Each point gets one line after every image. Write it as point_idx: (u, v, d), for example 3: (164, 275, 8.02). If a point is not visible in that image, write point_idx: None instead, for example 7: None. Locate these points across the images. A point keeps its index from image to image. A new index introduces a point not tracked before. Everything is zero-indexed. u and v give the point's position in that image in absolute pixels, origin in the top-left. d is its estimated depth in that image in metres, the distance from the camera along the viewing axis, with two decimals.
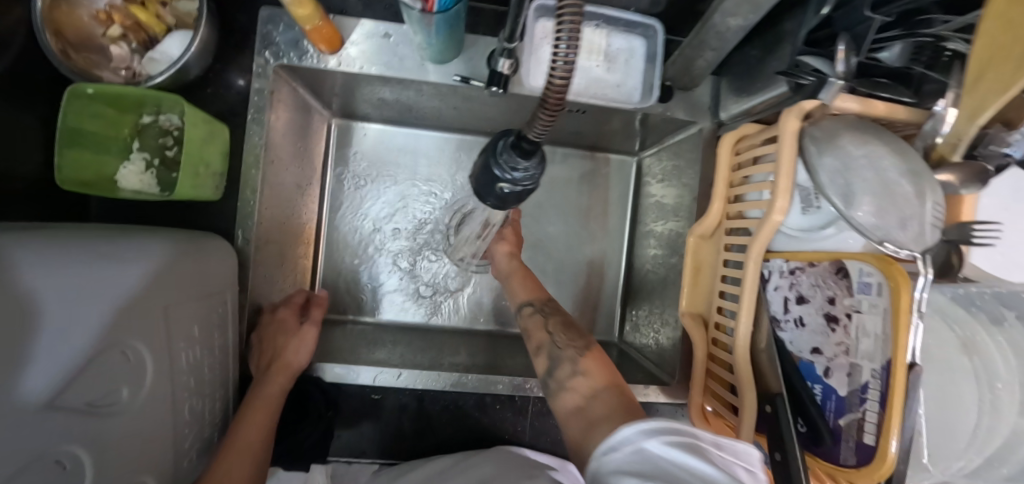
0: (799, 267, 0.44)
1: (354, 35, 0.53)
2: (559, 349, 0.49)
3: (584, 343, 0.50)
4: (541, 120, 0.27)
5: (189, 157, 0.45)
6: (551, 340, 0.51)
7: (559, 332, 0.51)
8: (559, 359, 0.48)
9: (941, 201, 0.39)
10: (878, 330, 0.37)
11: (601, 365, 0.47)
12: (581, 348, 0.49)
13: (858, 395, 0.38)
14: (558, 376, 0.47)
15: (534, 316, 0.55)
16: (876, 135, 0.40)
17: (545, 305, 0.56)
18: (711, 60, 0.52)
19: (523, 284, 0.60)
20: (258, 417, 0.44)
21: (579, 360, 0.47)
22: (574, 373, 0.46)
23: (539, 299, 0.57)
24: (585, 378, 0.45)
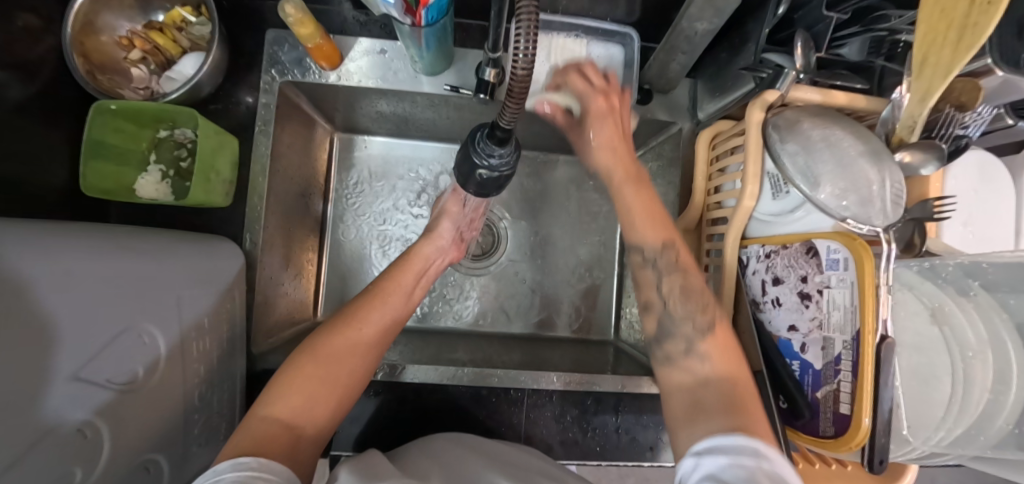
0: (774, 250, 0.46)
1: (353, 52, 0.57)
2: (674, 322, 0.41)
3: (709, 319, 0.40)
4: (509, 109, 0.30)
5: (200, 165, 0.49)
6: (664, 306, 0.42)
7: (676, 298, 0.42)
8: (670, 331, 0.41)
9: (899, 181, 0.41)
10: (848, 303, 0.39)
11: (726, 350, 0.39)
12: (702, 327, 0.40)
13: (832, 367, 0.40)
14: (668, 353, 0.41)
15: (647, 268, 0.44)
16: (834, 122, 0.43)
17: (661, 258, 0.43)
18: (683, 63, 0.55)
19: (645, 218, 0.44)
20: (383, 306, 0.50)
21: (696, 339, 0.40)
22: (688, 352, 0.39)
23: (664, 242, 0.44)
24: (704, 362, 0.38)
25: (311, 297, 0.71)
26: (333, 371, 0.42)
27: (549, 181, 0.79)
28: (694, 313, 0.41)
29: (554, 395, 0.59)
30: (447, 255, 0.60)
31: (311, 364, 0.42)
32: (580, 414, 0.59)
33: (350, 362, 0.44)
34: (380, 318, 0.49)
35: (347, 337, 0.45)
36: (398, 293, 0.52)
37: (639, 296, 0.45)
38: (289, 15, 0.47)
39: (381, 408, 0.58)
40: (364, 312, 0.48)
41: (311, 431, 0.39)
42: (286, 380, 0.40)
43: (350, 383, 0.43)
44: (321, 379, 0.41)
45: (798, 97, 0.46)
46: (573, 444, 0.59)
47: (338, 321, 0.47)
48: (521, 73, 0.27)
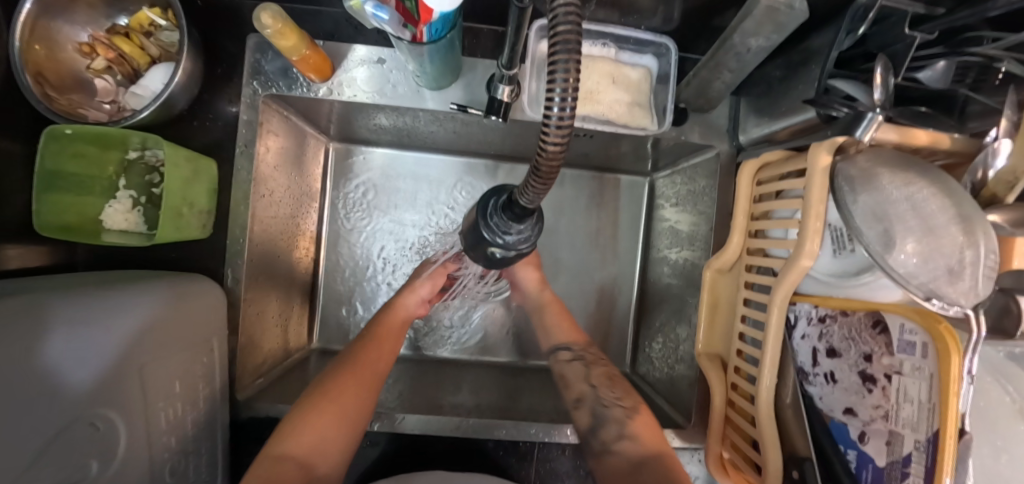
0: (830, 315, 0.40)
1: (347, 62, 0.50)
2: (605, 406, 0.48)
3: (631, 403, 0.49)
4: (534, 187, 0.24)
5: (171, 200, 0.43)
6: (593, 392, 0.50)
7: (603, 386, 0.51)
8: (603, 418, 0.47)
9: (995, 248, 0.34)
10: (923, 397, 0.33)
11: (649, 428, 0.46)
12: (629, 409, 0.48)
13: (899, 469, 0.34)
14: (603, 437, 0.46)
15: (574, 363, 0.54)
16: (917, 172, 0.36)
17: (586, 353, 0.56)
18: (728, 82, 0.47)
19: (565, 326, 0.59)
20: (382, 348, 0.50)
21: (627, 422, 0.46)
22: (620, 437, 0.45)
23: (578, 343, 0.57)
24: (633, 442, 0.44)
25: (305, 324, 0.66)
26: (343, 408, 0.43)
27: (565, 198, 0.72)
28: (619, 398, 0.49)
29: (566, 448, 0.54)
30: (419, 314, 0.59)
31: (325, 403, 0.42)
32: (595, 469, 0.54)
33: (358, 398, 0.44)
34: (381, 358, 0.49)
35: (355, 372, 0.46)
36: (393, 339, 0.53)
37: (572, 392, 0.52)
38: (267, 25, 0.39)
39: (379, 459, 0.54)
40: (370, 353, 0.49)
41: (322, 470, 0.39)
42: (295, 421, 0.40)
43: (358, 417, 0.43)
44: (332, 415, 0.41)
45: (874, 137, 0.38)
46: None
47: (343, 364, 0.47)
48: (554, 148, 0.21)
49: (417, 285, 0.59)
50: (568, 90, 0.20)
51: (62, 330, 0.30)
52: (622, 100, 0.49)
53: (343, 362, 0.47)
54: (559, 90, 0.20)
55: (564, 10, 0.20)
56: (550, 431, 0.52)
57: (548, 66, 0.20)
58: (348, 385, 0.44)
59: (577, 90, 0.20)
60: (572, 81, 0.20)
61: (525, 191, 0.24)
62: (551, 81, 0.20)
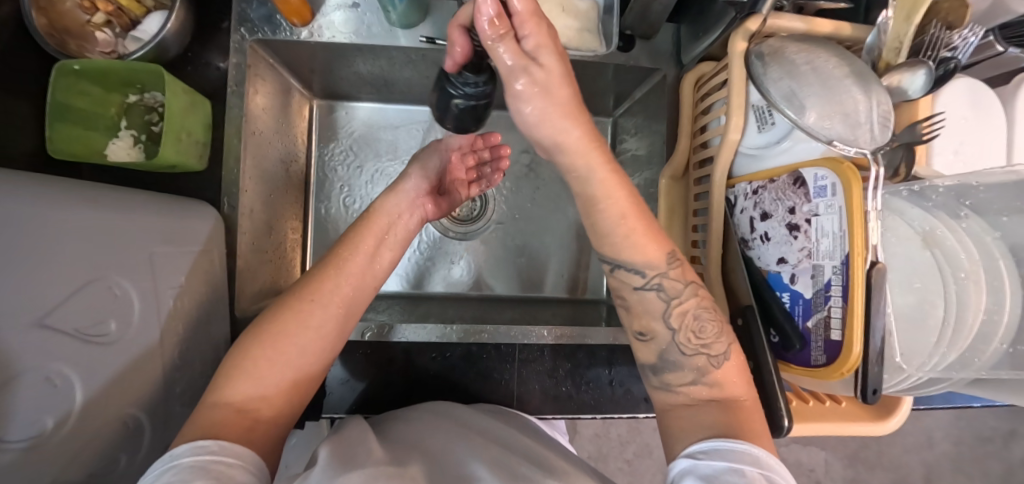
0: (761, 185, 0.45)
1: (325, 7, 0.56)
2: (679, 355, 0.40)
3: (722, 348, 0.39)
4: None
5: (171, 124, 0.47)
6: (671, 335, 0.40)
7: (686, 330, 0.40)
8: (676, 363, 0.40)
9: (888, 101, 0.40)
10: (836, 228, 0.38)
11: (737, 371, 0.39)
12: (716, 354, 0.39)
13: (822, 295, 0.39)
14: (670, 381, 0.40)
15: (649, 295, 0.41)
16: (818, 46, 0.42)
17: (667, 278, 0.41)
18: (664, 3, 0.53)
19: (644, 241, 0.40)
20: (338, 279, 0.45)
21: (707, 370, 0.39)
22: (694, 383, 0.39)
23: (656, 266, 0.41)
24: (713, 389, 0.39)
25: (299, 267, 0.70)
26: (286, 354, 0.39)
27: None
28: (703, 343, 0.40)
29: (545, 349, 0.58)
30: (419, 211, 0.55)
31: (265, 347, 0.39)
32: (573, 368, 0.58)
33: (303, 344, 0.40)
34: (337, 292, 0.44)
35: (303, 311, 0.42)
36: (357, 260, 0.47)
37: (636, 323, 0.42)
38: None
39: (372, 371, 0.57)
40: (323, 284, 0.44)
41: (266, 416, 0.37)
42: (236, 366, 0.38)
43: (307, 358, 0.40)
44: (272, 363, 0.39)
45: (779, 25, 0.44)
46: (567, 399, 0.58)
47: (292, 299, 0.43)
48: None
49: (402, 187, 0.55)
50: None
51: (73, 205, 0.35)
52: (571, 27, 0.55)
53: (290, 298, 0.43)
54: None
55: None
56: (529, 332, 0.56)
57: None
58: (292, 328, 0.40)
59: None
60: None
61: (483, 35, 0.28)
62: None
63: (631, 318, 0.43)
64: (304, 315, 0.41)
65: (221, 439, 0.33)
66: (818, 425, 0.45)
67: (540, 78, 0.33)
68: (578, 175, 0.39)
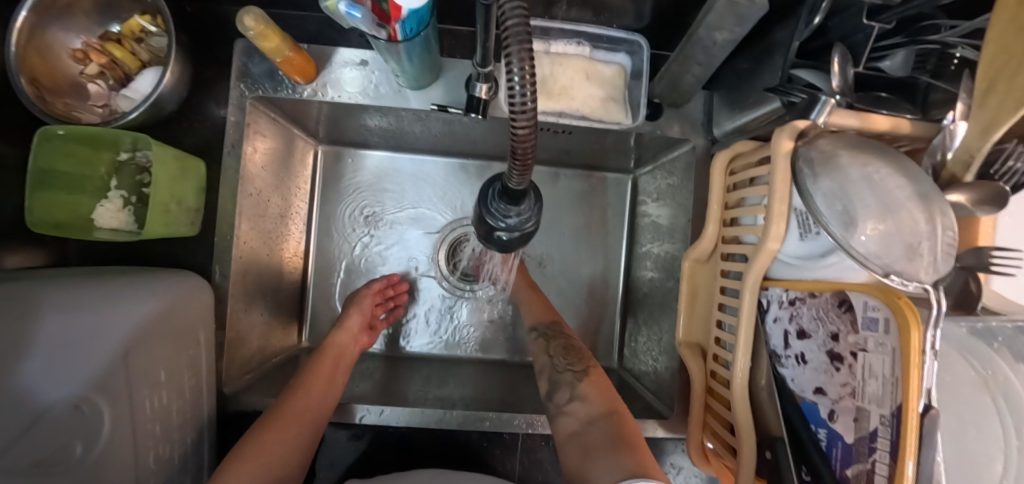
0: (800, 297, 0.41)
1: (330, 64, 0.52)
2: (559, 371, 0.53)
3: (582, 366, 0.53)
4: (516, 170, 0.26)
5: (159, 196, 0.44)
6: (551, 361, 0.55)
7: (558, 354, 0.55)
8: (558, 382, 0.52)
9: (953, 225, 0.35)
10: (886, 372, 0.33)
11: (601, 389, 0.50)
12: (580, 373, 0.52)
13: (867, 444, 0.34)
14: (557, 400, 0.50)
15: (535, 334, 0.59)
16: (876, 154, 0.37)
17: (549, 325, 0.60)
18: (699, 76, 0.49)
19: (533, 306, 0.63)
20: (312, 391, 0.47)
21: (577, 384, 0.51)
22: (571, 399, 0.49)
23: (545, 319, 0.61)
24: (584, 404, 0.48)
25: (294, 322, 0.66)
26: (266, 464, 0.41)
27: (552, 196, 0.73)
28: (572, 363, 0.53)
29: (549, 439, 0.55)
30: (360, 344, 0.58)
31: (243, 458, 0.41)
32: None
33: (280, 452, 0.42)
34: (311, 404, 0.47)
35: (278, 424, 0.44)
36: (321, 381, 0.49)
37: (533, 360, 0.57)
38: (250, 27, 0.41)
39: (364, 453, 0.54)
40: (297, 399, 0.46)
41: None
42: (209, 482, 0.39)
43: (283, 472, 0.42)
44: (253, 473, 0.40)
45: (835, 123, 0.39)
46: None
47: (269, 414, 0.45)
48: (524, 131, 0.23)
49: (346, 322, 0.58)
50: (526, 76, 0.22)
51: None
52: (596, 95, 0.51)
53: (266, 414, 0.45)
54: (517, 81, 0.22)
55: (511, 7, 0.22)
56: (534, 420, 0.52)
57: (504, 53, 0.22)
58: (271, 439, 0.42)
59: (535, 83, 0.22)
60: (529, 73, 0.22)
61: (511, 175, 0.27)
62: (509, 72, 0.22)
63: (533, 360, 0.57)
64: (282, 426, 0.44)
65: None
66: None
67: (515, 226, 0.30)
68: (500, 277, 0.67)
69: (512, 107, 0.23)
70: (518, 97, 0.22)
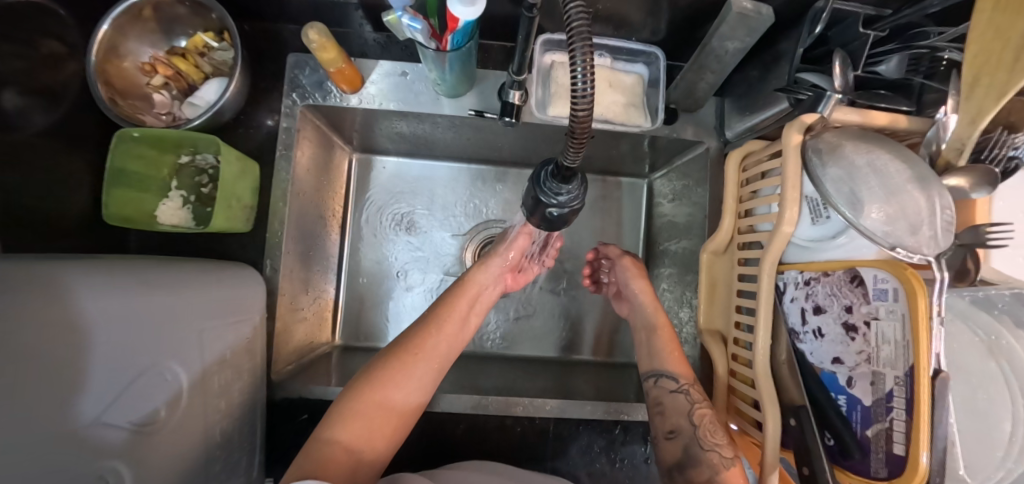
0: (814, 277, 0.44)
1: (373, 75, 0.57)
2: (702, 448, 0.46)
3: (731, 451, 0.46)
4: (572, 149, 0.30)
5: (223, 192, 0.48)
6: (693, 430, 0.47)
7: (705, 427, 0.47)
8: (697, 458, 0.46)
9: (950, 205, 0.39)
10: (899, 336, 0.37)
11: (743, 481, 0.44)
12: (727, 457, 0.45)
13: (883, 404, 0.38)
14: (693, 479, 0.45)
15: (679, 396, 0.50)
16: (876, 143, 0.42)
17: (694, 387, 0.51)
18: (711, 82, 0.54)
19: (676, 357, 0.54)
20: (441, 336, 0.48)
21: (720, 469, 0.44)
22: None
23: (688, 378, 0.52)
24: None
25: (329, 319, 0.69)
26: (395, 399, 0.42)
27: None
28: (720, 444, 0.46)
29: (579, 424, 0.57)
30: (500, 284, 0.57)
31: (375, 392, 0.41)
32: (608, 444, 0.57)
33: (406, 395, 0.43)
34: (438, 351, 0.47)
35: (410, 362, 0.44)
36: (455, 322, 0.50)
37: (667, 423, 0.49)
38: (313, 40, 0.47)
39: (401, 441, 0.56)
40: (427, 339, 0.47)
41: (369, 456, 0.39)
42: (349, 408, 0.40)
43: (408, 411, 0.43)
44: (381, 408, 0.41)
45: (838, 118, 0.44)
46: (600, 475, 0.57)
47: (399, 350, 0.45)
48: (582, 116, 0.27)
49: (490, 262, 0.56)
50: (587, 71, 0.27)
51: (129, 286, 0.34)
52: (618, 101, 0.56)
53: (398, 349, 0.46)
54: (580, 75, 0.27)
55: (576, 13, 0.26)
56: (566, 407, 0.55)
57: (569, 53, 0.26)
58: (403, 378, 0.43)
59: (595, 76, 0.26)
60: (591, 69, 0.26)
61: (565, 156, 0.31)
62: (572, 68, 0.27)
63: (660, 416, 0.50)
64: (411, 366, 0.44)
65: None
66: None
67: (565, 202, 0.34)
68: (639, 314, 0.61)
69: (575, 95, 0.27)
70: (580, 86, 0.27)
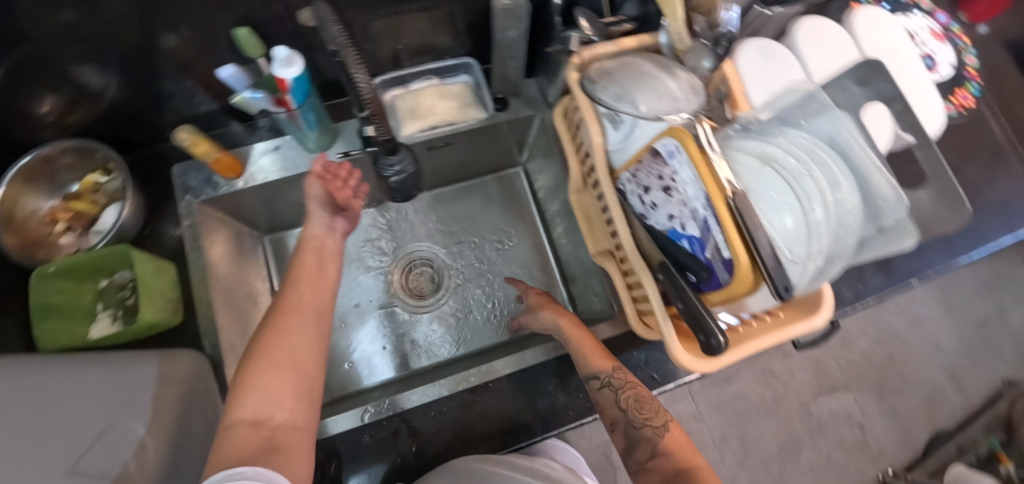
0: (633, 166, 0.55)
1: (251, 157, 0.67)
2: (636, 428, 0.51)
3: (661, 421, 0.51)
4: None
5: (144, 290, 0.54)
6: (625, 417, 0.52)
7: (630, 407, 0.52)
8: (636, 439, 0.50)
9: (687, 79, 0.53)
10: (691, 176, 0.48)
11: (683, 445, 0.49)
12: (659, 427, 0.50)
13: (705, 228, 0.48)
14: (639, 457, 0.50)
15: (604, 392, 0.54)
16: (623, 59, 0.56)
17: (614, 376, 0.54)
18: (518, 66, 0.67)
19: (592, 352, 0.56)
20: (303, 290, 0.51)
21: (657, 440, 0.49)
22: (653, 454, 0.48)
23: (607, 368, 0.55)
24: (667, 458, 0.47)
25: None
26: (287, 360, 0.44)
27: (467, 205, 0.88)
28: (650, 418, 0.51)
29: (529, 370, 0.63)
30: (338, 227, 0.61)
31: (258, 362, 0.43)
32: (559, 377, 0.63)
33: (294, 351, 0.44)
34: (304, 303, 0.50)
35: (280, 326, 0.46)
36: (309, 274, 0.54)
37: (606, 417, 0.54)
38: (184, 139, 0.56)
39: (379, 452, 0.59)
40: (289, 302, 0.49)
41: (282, 416, 0.41)
42: (243, 385, 0.41)
43: (307, 363, 0.45)
44: (275, 369, 0.42)
45: (590, 51, 0.57)
46: (563, 406, 0.62)
47: (265, 326, 0.46)
48: None
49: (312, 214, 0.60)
50: None
51: None
52: (452, 106, 0.68)
53: (268, 315, 0.48)
54: None
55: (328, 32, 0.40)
56: (524, 354, 0.63)
57: None
58: (280, 341, 0.45)
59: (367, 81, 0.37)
60: None
61: None
62: None
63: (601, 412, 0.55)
64: (285, 326, 0.46)
65: (253, 465, 0.35)
66: (747, 345, 0.53)
67: None
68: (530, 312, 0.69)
69: None
70: None
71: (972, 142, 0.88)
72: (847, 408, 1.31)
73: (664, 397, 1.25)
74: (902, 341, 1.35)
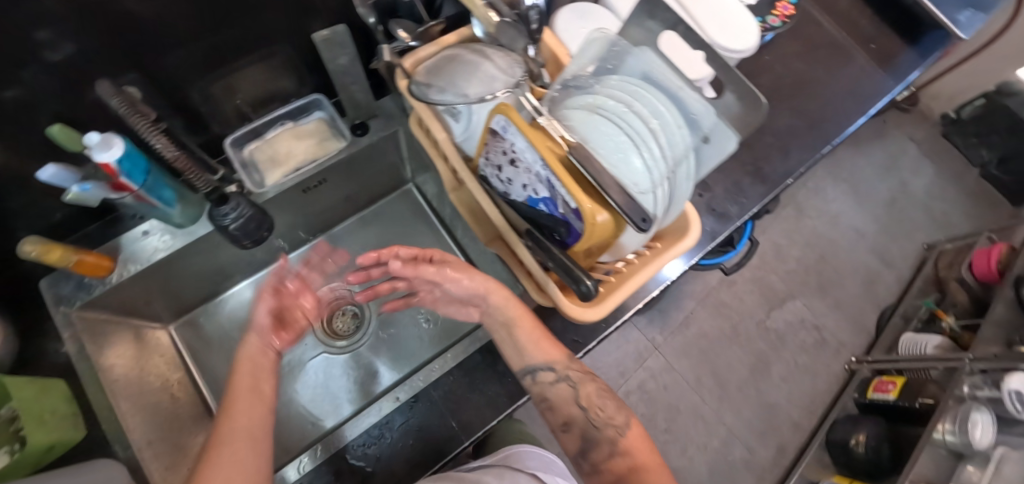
0: (483, 151, 0.58)
1: (122, 250, 0.65)
2: (594, 429, 0.53)
3: (623, 419, 0.54)
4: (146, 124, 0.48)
5: (28, 412, 0.51)
6: (583, 416, 0.54)
7: (591, 410, 0.54)
8: (594, 440, 0.53)
9: (502, 60, 0.57)
10: (524, 144, 0.50)
11: (640, 439, 0.53)
12: (619, 426, 0.53)
13: (550, 187, 0.50)
14: (597, 457, 0.53)
15: (561, 386, 0.54)
16: (443, 57, 0.59)
17: (569, 369, 0.55)
18: (364, 89, 0.68)
19: (542, 346, 0.55)
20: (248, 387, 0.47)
21: (618, 439, 0.52)
22: (613, 453, 0.52)
23: (559, 361, 0.55)
24: (625, 453, 0.52)
25: None
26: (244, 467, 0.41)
27: (370, 235, 0.89)
28: (608, 418, 0.53)
29: (454, 371, 0.64)
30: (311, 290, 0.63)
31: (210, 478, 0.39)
32: (485, 365, 0.65)
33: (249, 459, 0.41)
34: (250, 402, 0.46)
35: (229, 435, 0.42)
36: (248, 370, 0.49)
37: (559, 418, 0.56)
38: (30, 250, 0.54)
39: None
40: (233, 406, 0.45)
41: None
42: (206, 474, 0.39)
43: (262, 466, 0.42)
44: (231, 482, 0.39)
45: (410, 59, 0.60)
46: (498, 392, 0.63)
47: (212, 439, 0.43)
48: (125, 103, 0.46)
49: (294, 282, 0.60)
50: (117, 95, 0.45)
51: None
52: (311, 144, 0.69)
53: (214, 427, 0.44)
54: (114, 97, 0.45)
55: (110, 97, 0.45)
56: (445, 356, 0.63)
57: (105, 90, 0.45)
58: (228, 451, 0.41)
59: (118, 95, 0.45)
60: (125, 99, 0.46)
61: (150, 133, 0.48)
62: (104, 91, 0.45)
63: (556, 413, 0.55)
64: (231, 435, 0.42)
65: None
66: (636, 281, 0.56)
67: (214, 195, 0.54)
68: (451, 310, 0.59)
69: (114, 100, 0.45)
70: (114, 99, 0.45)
71: (807, 45, 0.97)
72: (799, 315, 1.44)
73: (633, 357, 1.35)
74: (826, 238, 1.53)
